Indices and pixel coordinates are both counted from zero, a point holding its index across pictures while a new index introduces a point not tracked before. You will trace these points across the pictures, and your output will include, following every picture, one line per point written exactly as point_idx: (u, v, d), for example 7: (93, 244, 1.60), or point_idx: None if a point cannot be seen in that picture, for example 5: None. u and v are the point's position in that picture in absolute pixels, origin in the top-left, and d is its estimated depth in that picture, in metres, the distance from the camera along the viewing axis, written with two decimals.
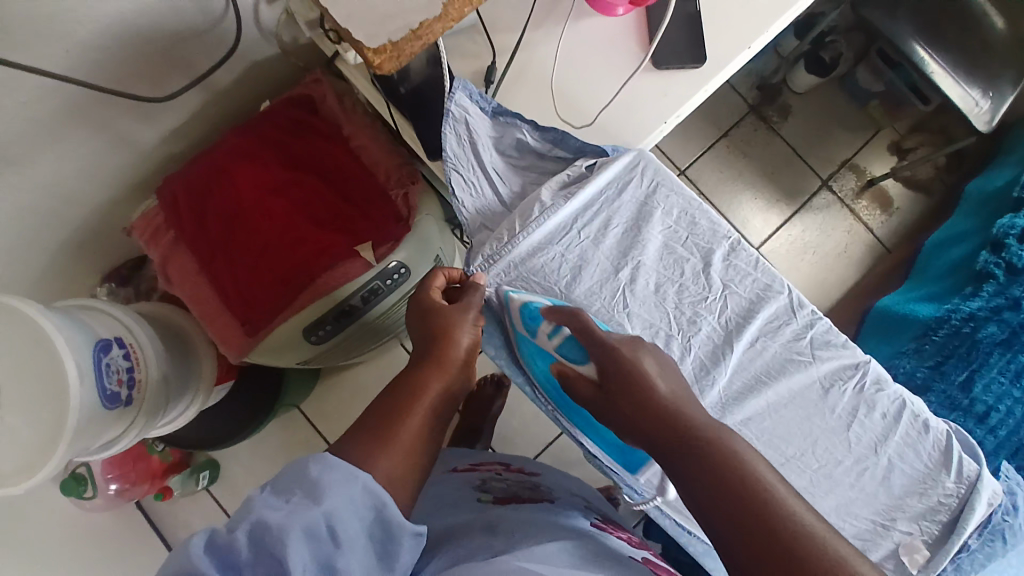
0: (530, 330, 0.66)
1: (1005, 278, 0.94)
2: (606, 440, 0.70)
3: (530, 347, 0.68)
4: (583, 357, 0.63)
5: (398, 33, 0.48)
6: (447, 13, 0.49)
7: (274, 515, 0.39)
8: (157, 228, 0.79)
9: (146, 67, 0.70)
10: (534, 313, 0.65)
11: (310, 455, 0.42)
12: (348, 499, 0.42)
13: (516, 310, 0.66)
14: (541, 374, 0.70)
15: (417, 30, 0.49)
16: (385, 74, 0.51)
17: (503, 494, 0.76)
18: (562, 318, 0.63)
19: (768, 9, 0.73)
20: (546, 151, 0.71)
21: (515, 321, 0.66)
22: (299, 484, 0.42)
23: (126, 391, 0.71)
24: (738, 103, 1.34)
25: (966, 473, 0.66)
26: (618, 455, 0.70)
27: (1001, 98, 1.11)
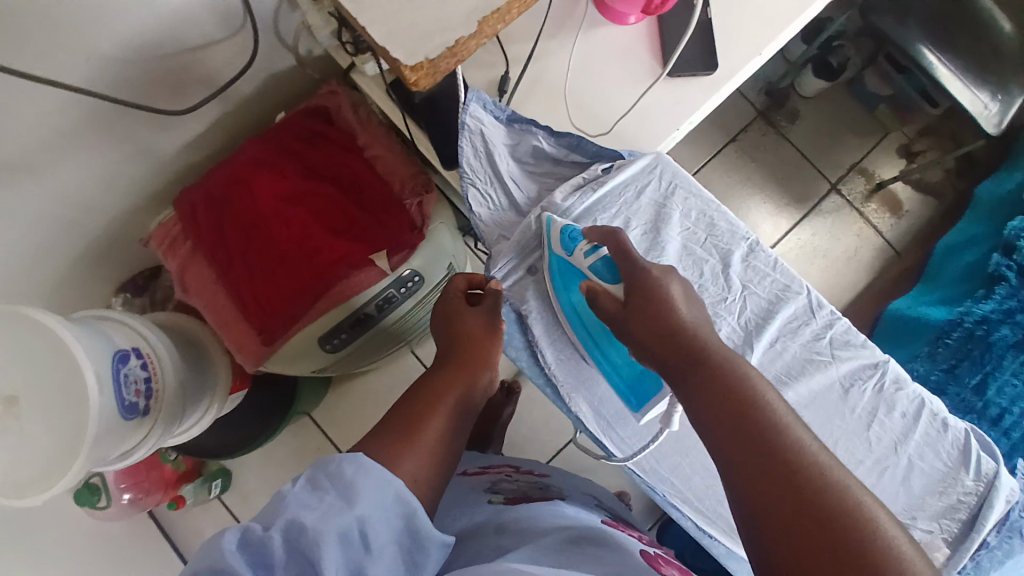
0: (567, 252, 0.66)
1: (1017, 280, 0.94)
2: (619, 376, 0.68)
3: (563, 274, 0.68)
4: (616, 278, 0.61)
5: (435, 51, 0.46)
6: (482, 29, 0.47)
7: (309, 516, 0.39)
8: (174, 239, 0.80)
9: (166, 80, 0.71)
10: (575, 234, 0.65)
11: (347, 455, 0.43)
12: (379, 505, 0.42)
13: (556, 232, 0.67)
14: (568, 306, 0.70)
15: (452, 47, 0.47)
16: (421, 91, 0.48)
17: (514, 494, 0.76)
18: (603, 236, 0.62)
19: (780, 17, 0.73)
20: (562, 156, 0.71)
21: (552, 240, 0.67)
22: (333, 484, 0.42)
23: (144, 401, 0.71)
24: (746, 108, 1.34)
25: (984, 471, 0.66)
26: (630, 391, 0.68)
27: (1010, 101, 1.11)
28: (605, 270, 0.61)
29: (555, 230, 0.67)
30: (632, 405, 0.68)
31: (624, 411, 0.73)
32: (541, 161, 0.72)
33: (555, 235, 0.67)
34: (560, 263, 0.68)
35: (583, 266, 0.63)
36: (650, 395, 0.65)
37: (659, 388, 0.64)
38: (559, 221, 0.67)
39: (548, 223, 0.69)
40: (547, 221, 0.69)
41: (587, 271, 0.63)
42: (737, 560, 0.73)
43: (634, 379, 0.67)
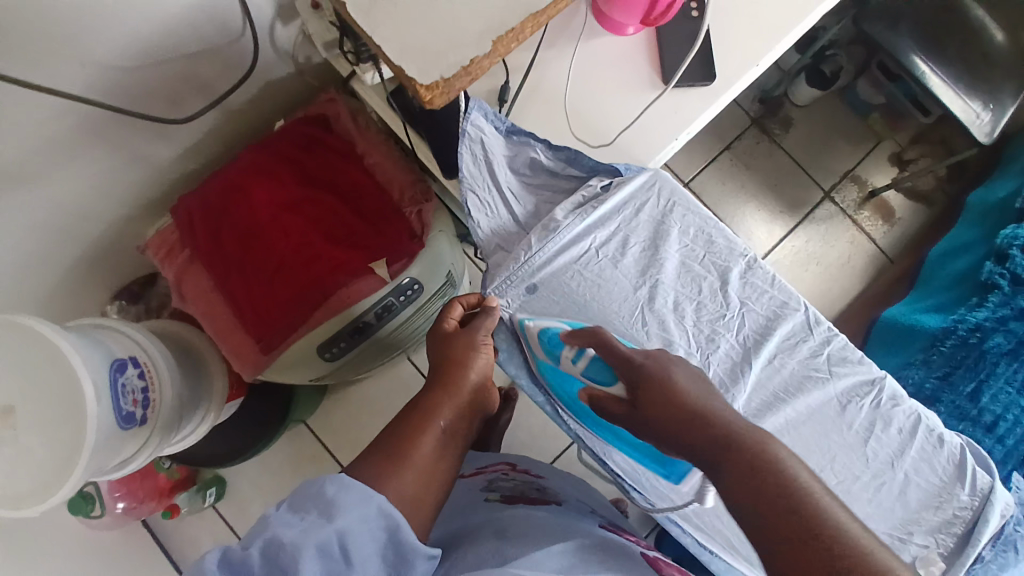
0: (553, 356, 0.67)
1: (1010, 288, 0.95)
2: (642, 449, 0.69)
3: (553, 370, 0.70)
4: (611, 378, 0.64)
5: (451, 70, 0.47)
6: (496, 48, 0.48)
7: (288, 533, 0.40)
8: (171, 246, 0.79)
9: (163, 89, 0.71)
10: (555, 338, 0.67)
11: (327, 474, 0.43)
12: (362, 518, 0.42)
13: (534, 338, 0.68)
14: (565, 393, 0.71)
15: (467, 66, 0.47)
16: (436, 109, 0.48)
17: (510, 493, 0.76)
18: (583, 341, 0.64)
19: (777, 27, 0.74)
20: (559, 169, 0.71)
21: (535, 348, 0.68)
22: (314, 503, 0.42)
23: (141, 411, 0.71)
24: (740, 116, 1.35)
25: (980, 486, 0.66)
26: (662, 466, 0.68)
27: (1001, 110, 1.12)
28: (598, 370, 0.65)
29: (531, 335, 0.68)
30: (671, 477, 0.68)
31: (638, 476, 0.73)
32: (538, 174, 0.71)
33: (536, 342, 0.68)
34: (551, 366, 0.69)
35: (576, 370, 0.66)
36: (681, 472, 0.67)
37: (687, 471, 0.66)
38: (535, 325, 0.68)
39: (521, 326, 0.69)
40: (521, 325, 0.69)
41: (582, 375, 0.66)
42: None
43: (660, 457, 0.67)
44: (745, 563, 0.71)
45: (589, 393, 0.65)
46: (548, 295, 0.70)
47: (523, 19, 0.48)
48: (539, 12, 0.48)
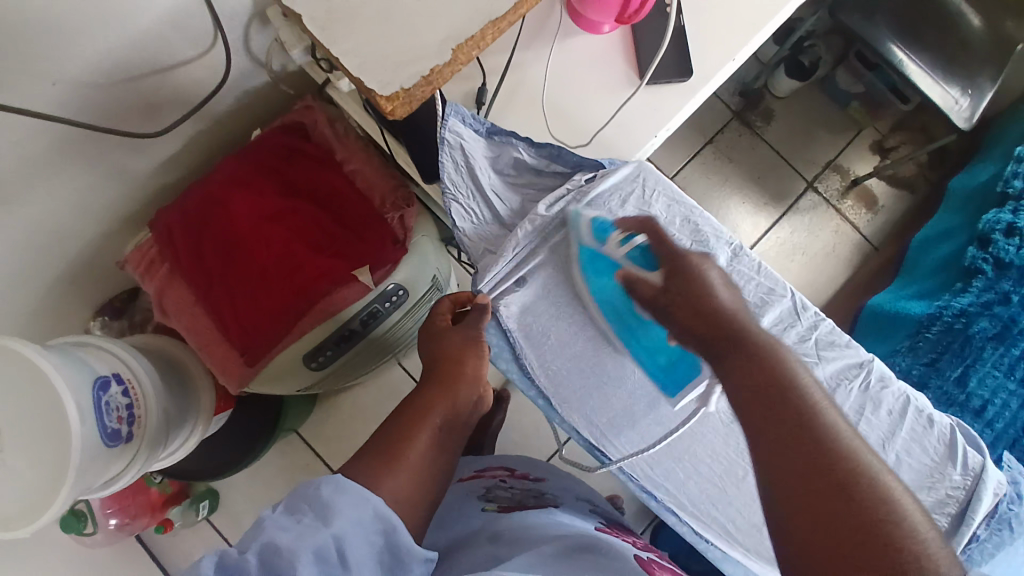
0: (598, 241, 0.67)
1: (994, 273, 0.96)
2: (652, 360, 0.70)
3: (592, 262, 0.69)
4: (652, 265, 0.66)
5: (410, 79, 0.46)
6: (456, 56, 0.48)
7: (284, 537, 0.39)
8: (152, 260, 0.78)
9: (138, 103, 0.70)
10: (605, 225, 0.67)
11: (322, 477, 0.43)
12: (358, 522, 0.41)
13: (585, 222, 0.68)
14: (598, 292, 0.70)
15: (428, 75, 0.47)
16: (397, 120, 0.48)
17: (508, 502, 0.75)
18: (635, 226, 0.66)
19: (752, 22, 0.74)
20: (543, 166, 0.70)
21: (581, 233, 0.68)
22: (309, 505, 0.41)
23: (127, 427, 0.70)
24: (722, 109, 1.35)
25: (971, 465, 0.67)
26: (664, 377, 0.71)
27: (980, 95, 1.13)
28: (642, 258, 0.66)
29: (583, 223, 0.68)
30: (665, 391, 0.71)
31: (648, 390, 0.72)
32: (522, 173, 0.70)
33: (584, 227, 0.68)
34: (591, 256, 0.69)
35: (616, 255, 0.67)
36: (687, 379, 0.69)
37: (698, 371, 0.69)
38: (589, 213, 0.68)
39: (572, 215, 0.68)
40: (572, 217, 0.68)
41: (621, 260, 0.67)
42: (732, 564, 0.74)
43: (667, 366, 0.70)
44: (741, 553, 0.72)
45: (624, 273, 0.66)
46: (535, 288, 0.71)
47: (484, 26, 0.48)
48: (499, 18, 0.48)
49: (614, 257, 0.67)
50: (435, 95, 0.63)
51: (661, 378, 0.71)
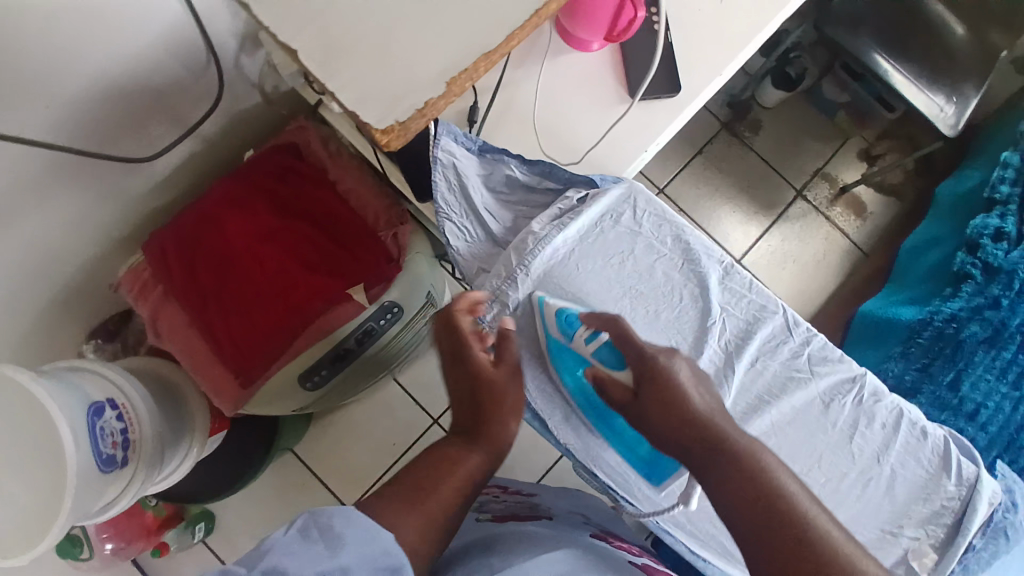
0: (564, 336, 0.66)
1: (983, 277, 0.97)
2: (634, 451, 0.70)
3: (564, 354, 0.68)
4: (619, 363, 0.64)
5: (405, 112, 0.42)
6: (451, 89, 0.43)
7: (291, 563, 0.40)
8: (145, 283, 0.77)
9: (131, 127, 0.70)
10: (572, 318, 0.65)
11: (336, 507, 0.44)
12: (365, 557, 0.42)
13: (551, 318, 0.66)
14: (570, 383, 0.70)
15: (422, 108, 0.43)
16: (393, 154, 0.44)
17: (502, 512, 0.76)
18: (602, 323, 0.64)
19: (737, 37, 0.76)
20: (535, 184, 0.71)
21: (550, 328, 0.67)
22: (320, 534, 0.42)
23: (122, 453, 0.70)
24: (711, 121, 1.37)
25: (966, 475, 0.67)
26: (646, 466, 0.69)
27: (964, 102, 1.15)
28: (612, 358, 0.64)
29: (548, 314, 0.67)
30: (651, 479, 0.70)
31: (631, 481, 0.71)
32: (515, 191, 0.71)
33: (551, 320, 0.66)
34: (558, 345, 0.68)
35: (584, 352, 0.65)
36: (668, 472, 0.68)
37: (676, 466, 0.68)
38: (554, 303, 0.66)
39: (539, 303, 0.68)
40: (538, 301, 0.68)
41: (591, 358, 0.65)
42: None
43: (649, 457, 0.69)
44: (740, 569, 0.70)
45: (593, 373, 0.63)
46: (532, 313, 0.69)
47: (477, 57, 0.43)
48: (493, 50, 0.44)
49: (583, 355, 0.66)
50: (430, 125, 0.64)
51: (640, 467, 0.70)
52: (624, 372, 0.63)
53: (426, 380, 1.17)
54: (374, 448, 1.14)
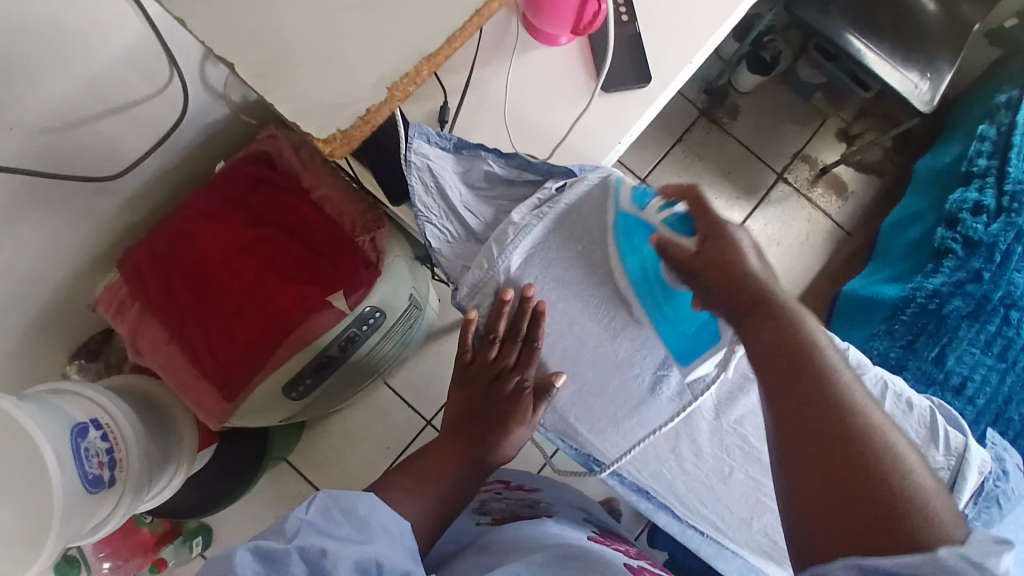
0: (638, 204, 0.60)
1: (963, 251, 0.97)
2: (674, 329, 0.63)
3: (625, 229, 0.62)
4: (689, 234, 0.57)
5: (348, 120, 0.41)
6: (392, 96, 0.42)
7: (328, 543, 0.43)
8: (123, 301, 0.76)
9: (96, 145, 0.70)
10: (646, 193, 0.60)
11: (359, 495, 0.47)
12: (393, 548, 0.45)
13: (626, 189, 0.61)
14: (631, 258, 0.62)
15: (364, 115, 0.41)
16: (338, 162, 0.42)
17: (503, 514, 0.75)
18: (679, 190, 0.56)
19: (705, 25, 0.76)
20: (514, 176, 0.68)
21: (619, 198, 0.61)
22: (347, 520, 0.45)
23: (108, 473, 0.70)
24: (688, 109, 1.37)
25: (955, 446, 0.66)
26: (681, 345, 0.64)
27: (939, 77, 1.16)
28: (681, 226, 0.57)
29: (622, 189, 0.61)
30: (680, 360, 0.64)
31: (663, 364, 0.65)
32: (494, 185, 0.69)
33: (624, 192, 0.61)
34: (625, 223, 0.61)
35: (654, 222, 0.59)
36: (704, 346, 0.63)
37: (716, 338, 0.62)
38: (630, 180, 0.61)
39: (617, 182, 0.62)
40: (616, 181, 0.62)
41: (657, 226, 0.58)
42: (724, 559, 0.75)
43: (687, 331, 0.63)
44: (732, 543, 0.71)
45: (658, 237, 0.56)
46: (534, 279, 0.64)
47: (418, 62, 0.42)
48: (433, 53, 0.42)
49: (652, 225, 0.59)
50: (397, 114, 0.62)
51: (673, 344, 0.64)
52: (693, 240, 0.56)
53: (418, 383, 1.17)
54: (368, 453, 1.14)
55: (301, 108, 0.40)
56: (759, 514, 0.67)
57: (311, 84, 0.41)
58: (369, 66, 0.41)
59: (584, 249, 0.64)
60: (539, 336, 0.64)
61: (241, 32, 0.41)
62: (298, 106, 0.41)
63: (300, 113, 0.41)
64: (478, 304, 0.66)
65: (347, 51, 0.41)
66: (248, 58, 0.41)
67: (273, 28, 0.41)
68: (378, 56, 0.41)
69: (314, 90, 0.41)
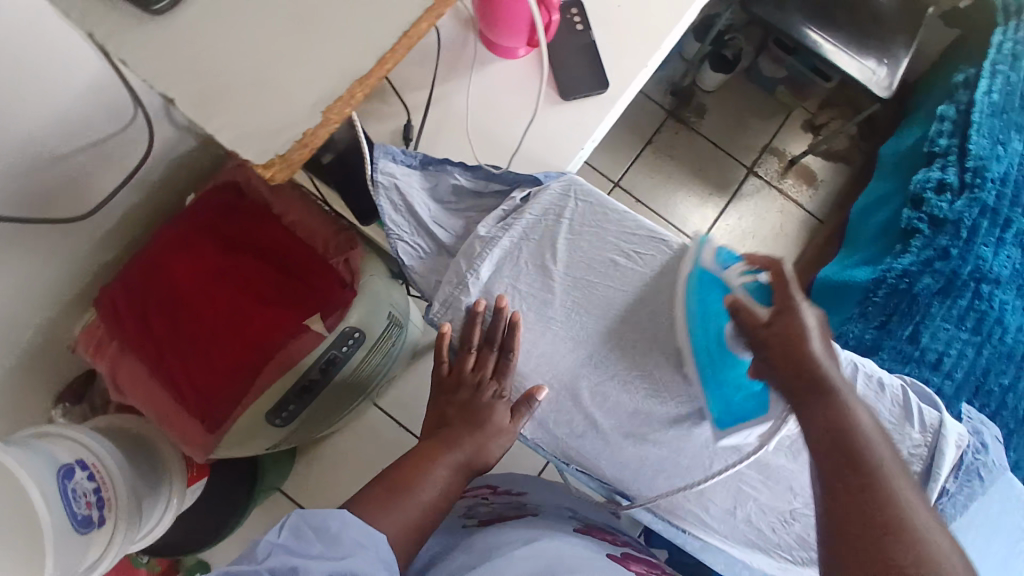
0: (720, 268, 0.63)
1: (930, 230, 0.99)
2: (721, 393, 0.64)
3: (700, 290, 0.63)
4: (766, 303, 0.59)
5: (284, 145, 0.42)
6: (327, 119, 0.42)
7: (300, 559, 0.43)
8: (100, 341, 0.77)
9: (64, 187, 0.70)
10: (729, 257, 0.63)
11: (332, 511, 0.48)
12: (366, 560, 0.46)
13: (712, 250, 0.64)
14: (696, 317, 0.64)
15: (302, 139, 0.42)
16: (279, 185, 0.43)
17: (487, 516, 0.77)
18: (765, 262, 0.60)
19: (657, 30, 0.78)
20: (482, 188, 0.70)
21: (702, 256, 0.64)
22: (320, 536, 0.46)
23: (97, 512, 0.70)
24: (656, 111, 1.40)
25: (928, 421, 0.67)
26: (726, 409, 0.64)
27: (896, 63, 1.19)
28: (760, 294, 0.60)
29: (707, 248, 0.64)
30: (720, 421, 0.65)
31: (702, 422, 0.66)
32: (463, 199, 0.70)
33: (708, 252, 0.64)
34: (700, 278, 0.64)
35: (733, 283, 0.61)
36: (748, 417, 0.63)
37: (762, 411, 0.63)
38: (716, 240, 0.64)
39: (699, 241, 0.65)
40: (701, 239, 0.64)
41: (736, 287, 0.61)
42: (710, 552, 0.73)
43: (737, 401, 0.64)
44: (719, 540, 0.68)
45: (733, 299, 0.59)
46: (512, 289, 0.66)
47: (350, 85, 0.42)
48: (364, 76, 0.43)
49: (729, 286, 0.62)
50: (359, 133, 0.61)
51: (716, 406, 0.64)
52: (767, 310, 0.58)
53: (407, 401, 1.18)
54: (362, 474, 1.14)
55: (242, 135, 0.42)
56: (742, 503, 0.67)
57: (255, 113, 0.42)
58: (305, 90, 0.42)
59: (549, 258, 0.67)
60: (514, 348, 0.65)
61: (182, 66, 0.42)
62: (237, 133, 0.42)
63: (239, 140, 0.42)
64: (451, 319, 0.66)
65: (289, 76, 0.42)
66: (187, 91, 0.42)
67: (215, 60, 0.42)
68: (316, 79, 0.43)
69: (254, 116, 0.42)
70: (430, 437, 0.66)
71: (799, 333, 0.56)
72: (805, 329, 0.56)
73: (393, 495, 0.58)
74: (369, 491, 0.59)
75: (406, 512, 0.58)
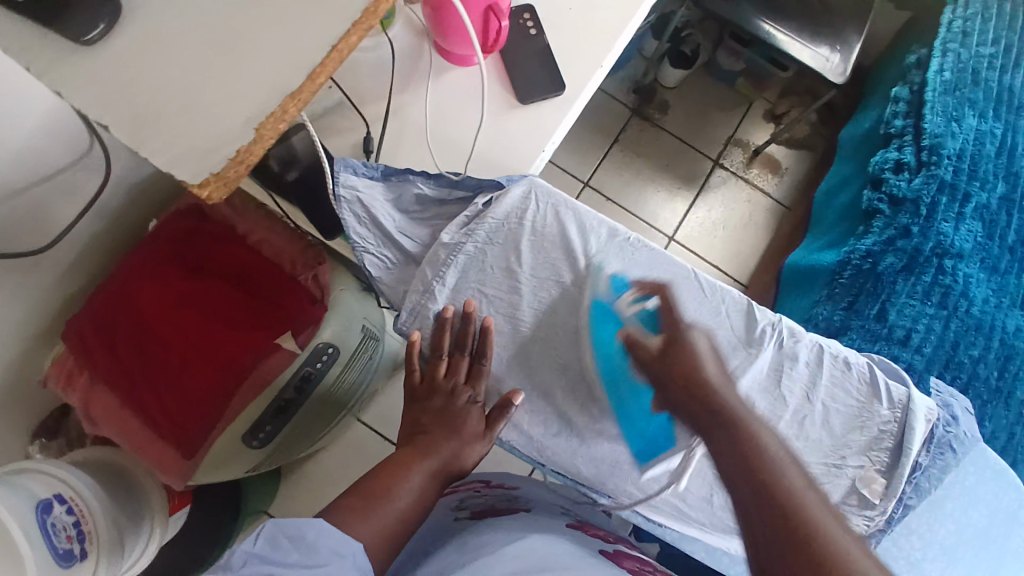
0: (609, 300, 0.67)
1: (890, 210, 1.02)
2: (633, 430, 0.67)
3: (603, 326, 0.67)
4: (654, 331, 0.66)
5: (218, 163, 0.42)
6: (261, 135, 0.43)
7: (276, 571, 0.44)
8: (69, 373, 0.76)
9: (24, 222, 0.70)
10: (619, 283, 0.67)
11: (307, 520, 0.48)
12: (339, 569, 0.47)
13: (605, 280, 0.67)
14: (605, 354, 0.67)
15: (235, 157, 0.43)
16: (216, 202, 0.44)
17: (479, 506, 0.78)
18: (652, 288, 0.66)
19: (610, 30, 0.79)
20: (445, 196, 0.70)
21: (598, 287, 0.67)
22: (295, 544, 0.46)
23: (78, 545, 0.70)
24: (620, 109, 1.42)
25: (897, 398, 0.68)
26: (640, 443, 0.68)
27: (848, 48, 1.21)
28: (648, 322, 0.66)
29: (600, 277, 0.67)
30: (639, 459, 0.68)
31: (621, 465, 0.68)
32: (427, 207, 0.71)
33: (602, 281, 0.67)
34: (597, 312, 0.67)
35: (625, 314, 0.66)
36: (660, 451, 0.67)
37: (671, 441, 0.67)
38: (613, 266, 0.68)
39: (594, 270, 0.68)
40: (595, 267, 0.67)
41: (626, 319, 0.66)
42: (689, 541, 0.74)
43: (647, 436, 0.67)
44: (697, 529, 0.70)
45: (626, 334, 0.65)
46: (480, 292, 0.67)
47: (282, 101, 0.43)
48: (296, 90, 0.43)
49: (621, 317, 0.66)
50: (318, 149, 0.62)
51: (632, 442, 0.68)
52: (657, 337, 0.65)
53: (391, 413, 1.18)
54: None
55: (177, 158, 0.42)
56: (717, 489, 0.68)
57: (194, 133, 0.42)
58: (240, 109, 0.43)
59: (514, 260, 0.68)
60: (487, 351, 0.66)
61: (117, 91, 0.42)
62: (173, 156, 0.42)
63: (173, 163, 0.42)
64: (419, 328, 0.67)
65: (228, 95, 0.43)
66: (121, 116, 0.42)
67: (152, 84, 0.42)
68: (253, 96, 0.43)
69: (190, 138, 0.42)
70: (405, 444, 0.66)
71: (693, 359, 0.62)
72: (699, 355, 0.62)
73: (367, 502, 0.58)
74: (343, 501, 0.59)
75: (381, 518, 0.57)
